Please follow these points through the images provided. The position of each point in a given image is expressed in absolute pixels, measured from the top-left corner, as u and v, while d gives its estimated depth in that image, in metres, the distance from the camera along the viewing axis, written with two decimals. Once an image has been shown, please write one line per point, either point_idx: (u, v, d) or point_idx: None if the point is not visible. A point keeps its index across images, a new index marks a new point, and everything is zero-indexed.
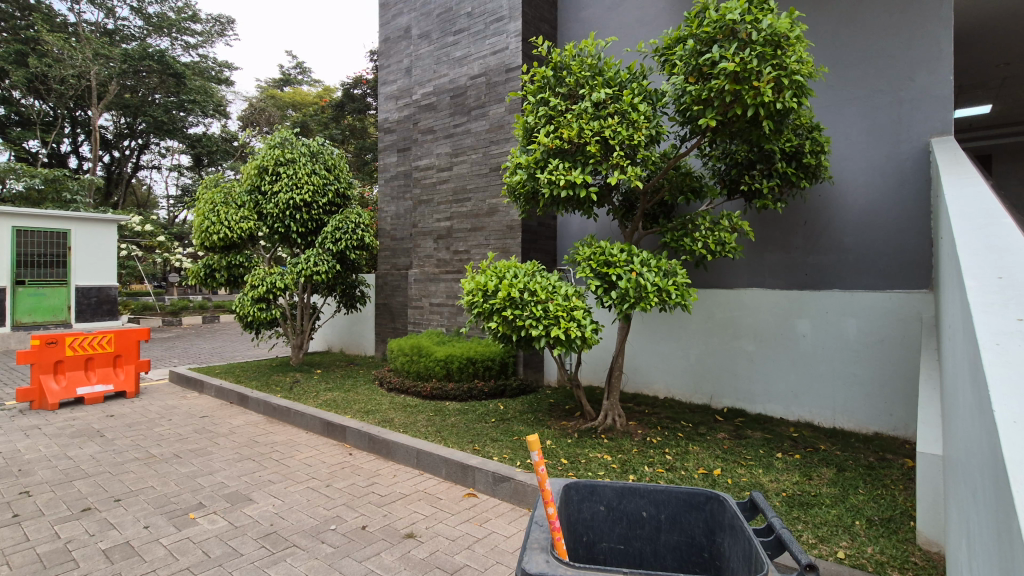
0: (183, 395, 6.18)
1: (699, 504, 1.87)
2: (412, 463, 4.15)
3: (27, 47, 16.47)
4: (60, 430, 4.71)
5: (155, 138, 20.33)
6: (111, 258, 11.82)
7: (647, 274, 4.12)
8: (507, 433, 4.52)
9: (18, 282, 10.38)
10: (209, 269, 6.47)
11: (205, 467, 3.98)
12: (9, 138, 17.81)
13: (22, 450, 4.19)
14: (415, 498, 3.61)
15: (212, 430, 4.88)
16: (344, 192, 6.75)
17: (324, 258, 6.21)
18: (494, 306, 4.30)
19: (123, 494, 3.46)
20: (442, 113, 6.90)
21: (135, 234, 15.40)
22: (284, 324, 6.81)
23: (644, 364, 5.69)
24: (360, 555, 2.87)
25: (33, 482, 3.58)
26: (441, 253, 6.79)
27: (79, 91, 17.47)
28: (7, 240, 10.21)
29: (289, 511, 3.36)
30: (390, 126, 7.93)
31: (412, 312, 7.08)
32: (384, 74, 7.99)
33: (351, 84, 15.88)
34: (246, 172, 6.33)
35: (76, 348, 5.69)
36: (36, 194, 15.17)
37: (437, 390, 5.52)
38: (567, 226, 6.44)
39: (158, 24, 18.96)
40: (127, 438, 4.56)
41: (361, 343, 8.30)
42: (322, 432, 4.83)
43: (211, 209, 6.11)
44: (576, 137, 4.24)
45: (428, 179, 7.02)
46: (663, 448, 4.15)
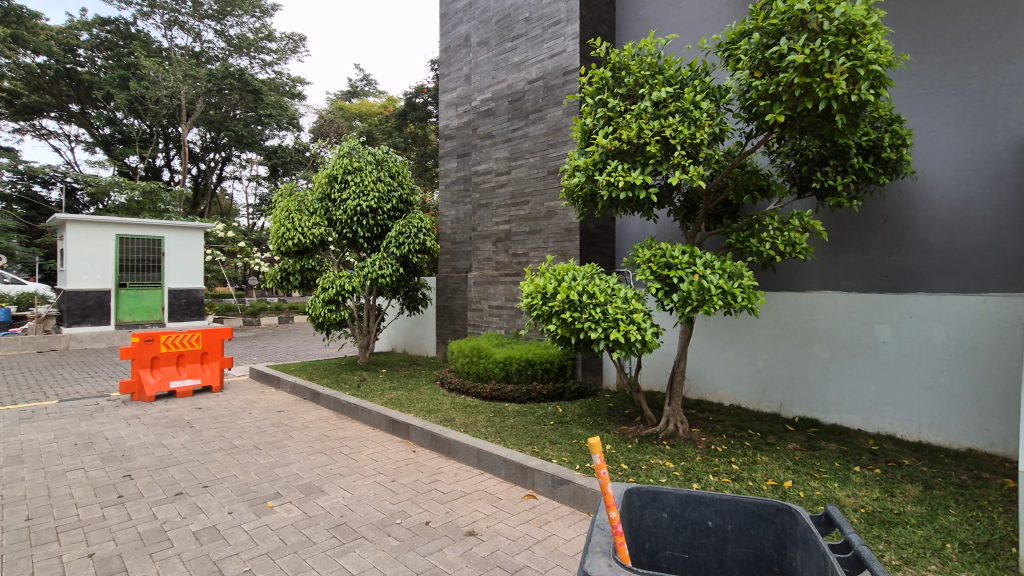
0: (262, 390, 6.61)
1: (769, 516, 1.81)
2: (473, 462, 4.23)
3: (129, 72, 18.27)
4: (156, 421, 5.16)
5: (236, 151, 21.87)
6: (199, 263, 12.71)
7: (711, 276, 3.99)
8: (566, 436, 4.52)
9: (120, 285, 11.52)
10: (285, 272, 6.87)
11: (281, 459, 4.23)
12: (113, 155, 19.77)
13: (125, 438, 4.62)
14: (476, 497, 3.69)
15: (288, 424, 5.19)
16: (407, 198, 6.98)
17: (389, 262, 6.46)
18: (553, 308, 4.31)
19: (210, 481, 3.75)
20: (501, 119, 6.99)
21: (220, 240, 16.62)
22: (352, 325, 7.12)
23: (708, 370, 5.53)
24: (424, 550, 2.96)
25: (134, 467, 3.95)
26: (500, 256, 6.87)
27: (171, 110, 19.12)
28: (112, 247, 11.36)
29: (357, 504, 3.52)
30: (450, 133, 8.15)
31: (471, 314, 7.22)
32: (445, 82, 8.20)
33: (413, 94, 16.42)
34: (318, 181, 6.68)
35: (169, 345, 6.22)
36: (136, 205, 16.74)
37: (497, 392, 5.59)
38: (626, 227, 6.37)
39: (238, 45, 20.39)
40: (213, 429, 4.93)
41: (422, 344, 8.55)
42: (387, 429, 5.02)
43: (286, 216, 6.52)
44: (636, 138, 4.19)
45: (487, 183, 7.13)
46: (729, 457, 4.01)
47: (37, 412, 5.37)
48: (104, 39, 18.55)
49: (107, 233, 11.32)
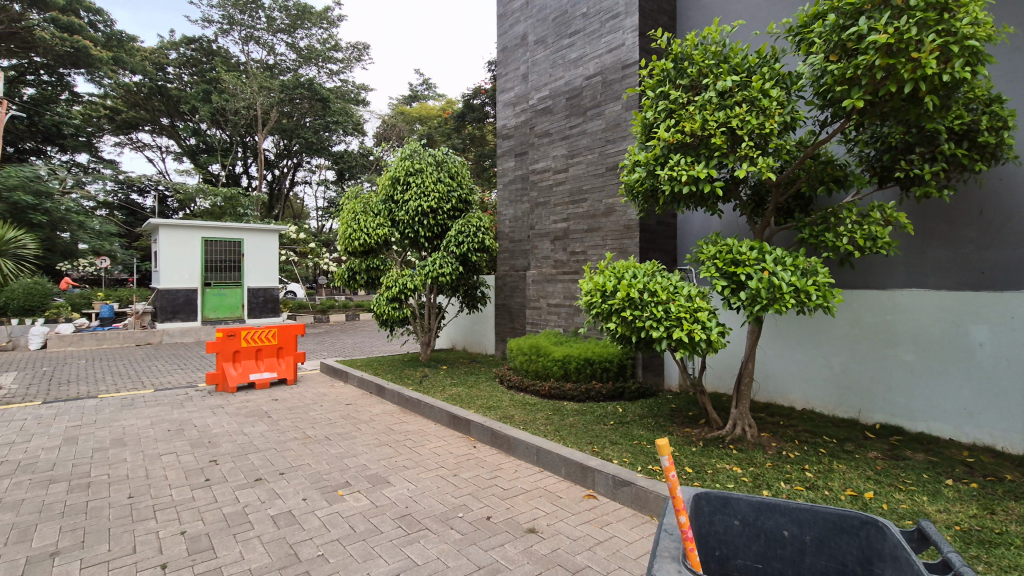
0: (332, 384, 6.94)
1: (852, 529, 1.69)
2: (533, 460, 4.24)
3: (211, 87, 19.70)
4: (238, 410, 5.55)
5: (307, 157, 23.07)
6: (275, 263, 13.51)
7: (782, 273, 3.78)
8: (627, 437, 4.43)
9: (206, 284, 12.44)
10: (352, 272, 7.18)
11: (349, 450, 4.43)
12: (199, 163, 21.39)
13: (211, 425, 4.99)
14: (536, 494, 3.69)
15: (356, 417, 5.42)
16: (466, 198, 7.10)
17: (449, 260, 6.59)
18: (614, 306, 4.24)
19: (286, 469, 3.98)
20: (558, 116, 6.96)
21: (292, 242, 17.60)
22: (414, 322, 7.32)
23: (778, 373, 5.26)
24: (486, 544, 3.00)
25: (220, 453, 4.26)
26: (558, 254, 6.85)
27: (248, 120, 20.44)
28: (198, 249, 12.30)
29: (421, 496, 3.62)
30: (508, 132, 8.20)
31: (529, 312, 7.24)
32: (502, 82, 8.26)
33: (471, 95, 16.64)
34: (382, 183, 6.93)
35: (249, 340, 6.65)
36: (218, 210, 18.04)
37: (556, 390, 5.58)
38: (688, 223, 6.18)
39: (307, 56, 21.47)
40: (288, 420, 5.23)
41: (482, 341, 8.66)
42: (449, 424, 5.13)
43: (353, 218, 6.81)
44: (699, 130, 4.03)
45: (545, 182, 7.12)
46: (802, 464, 3.79)
47: (137, 400, 5.91)
48: (189, 57, 20.15)
49: (193, 236, 12.25)
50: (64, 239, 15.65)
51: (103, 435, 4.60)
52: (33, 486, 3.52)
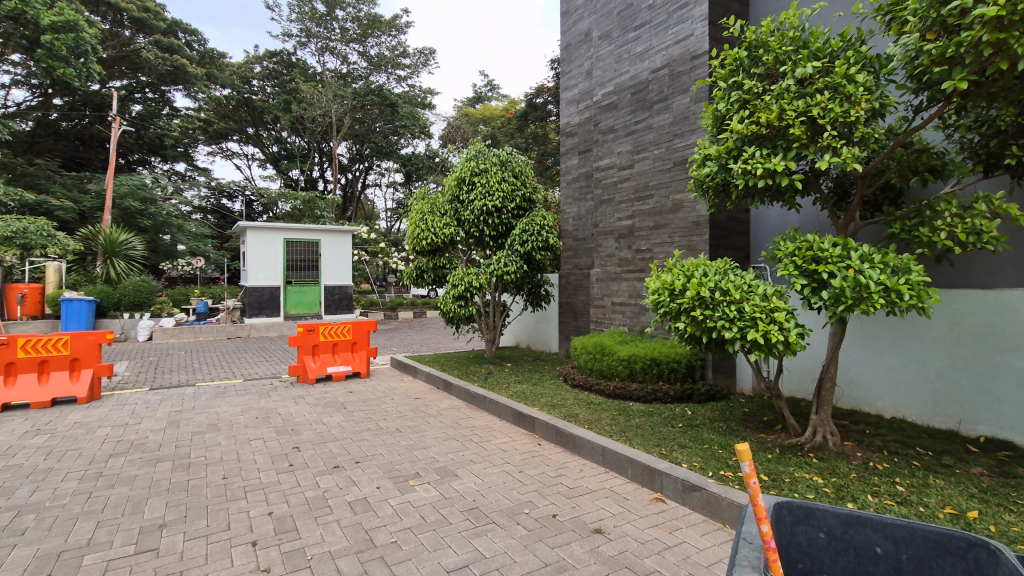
0: (402, 378, 7.21)
1: (958, 551, 1.55)
2: (598, 460, 4.20)
3: (292, 97, 20.97)
4: (317, 401, 5.89)
5: (377, 160, 24.05)
6: (348, 262, 14.18)
7: (870, 271, 3.51)
8: (697, 440, 4.30)
9: (287, 282, 13.27)
10: (419, 270, 7.40)
11: (419, 442, 4.59)
12: (280, 169, 22.85)
13: (293, 414, 5.32)
14: (602, 495, 3.66)
15: (425, 411, 5.60)
16: (530, 196, 7.12)
17: (513, 259, 6.64)
18: (683, 305, 4.11)
19: (361, 458, 4.19)
20: (623, 112, 6.83)
21: (364, 242, 18.41)
22: (479, 320, 7.45)
23: (864, 378, 4.91)
24: (552, 542, 3.01)
25: (302, 440, 4.54)
26: (623, 252, 6.74)
27: (325, 127, 21.58)
28: (280, 249, 13.14)
29: (487, 490, 3.69)
30: (571, 130, 8.16)
31: (594, 311, 7.17)
32: (566, 80, 8.22)
33: (534, 94, 16.67)
34: (448, 184, 7.09)
35: (327, 335, 7.03)
36: (298, 213, 19.20)
37: (621, 390, 5.49)
38: (763, 219, 5.89)
39: (378, 63, 22.35)
40: (362, 411, 5.49)
41: (545, 340, 8.67)
42: (514, 421, 5.19)
43: (421, 218, 7.02)
44: (776, 120, 3.82)
45: (610, 179, 7.01)
46: (892, 477, 3.51)
47: (229, 388, 6.41)
48: (272, 69, 21.57)
49: (277, 237, 13.11)
50: (166, 241, 17.23)
51: (201, 420, 5.03)
52: (143, 463, 3.90)
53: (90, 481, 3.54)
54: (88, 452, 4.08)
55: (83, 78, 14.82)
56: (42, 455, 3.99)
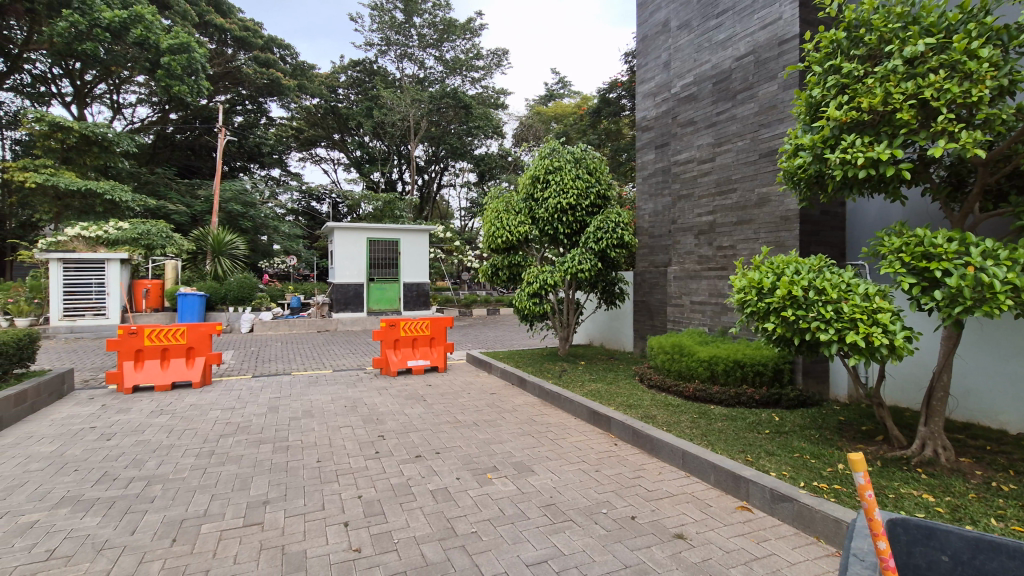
0: (477, 373, 7.38)
1: None
2: (678, 463, 4.07)
3: (373, 103, 22.00)
4: (399, 392, 6.16)
5: (452, 161, 24.73)
6: (425, 260, 14.65)
7: (996, 268, 3.12)
8: (786, 448, 4.05)
9: (370, 279, 13.97)
10: (494, 268, 7.52)
11: (495, 436, 4.67)
12: (363, 172, 24.11)
13: (377, 404, 5.60)
14: (683, 499, 3.55)
15: (500, 406, 5.69)
16: (604, 193, 7.01)
17: (587, 257, 6.56)
18: (772, 305, 3.88)
19: (440, 449, 4.33)
20: (703, 103, 6.56)
21: (440, 241, 19.01)
22: (553, 318, 7.48)
23: (984, 388, 4.40)
24: (632, 544, 2.96)
25: (386, 429, 4.77)
26: (703, 249, 6.47)
27: (403, 131, 22.49)
28: (363, 248, 13.84)
29: (564, 488, 3.68)
30: (648, 124, 7.95)
31: (671, 310, 6.96)
32: (642, 73, 8.02)
33: (607, 89, 16.40)
34: (523, 183, 7.15)
35: (407, 330, 7.32)
36: (379, 213, 20.17)
37: (701, 392, 5.28)
38: (862, 213, 5.44)
39: (453, 66, 22.93)
40: (440, 404, 5.67)
41: (620, 339, 8.51)
42: (589, 420, 5.15)
43: (496, 217, 7.13)
44: (880, 105, 3.50)
45: (689, 173, 6.76)
46: (1020, 500, 3.12)
47: (319, 378, 6.84)
48: (355, 78, 22.76)
49: (360, 237, 13.82)
50: (264, 241, 18.72)
51: (296, 407, 5.43)
52: (248, 444, 4.27)
53: (205, 458, 3.92)
54: (202, 432, 4.52)
55: (194, 93, 16.42)
56: (165, 432, 4.47)
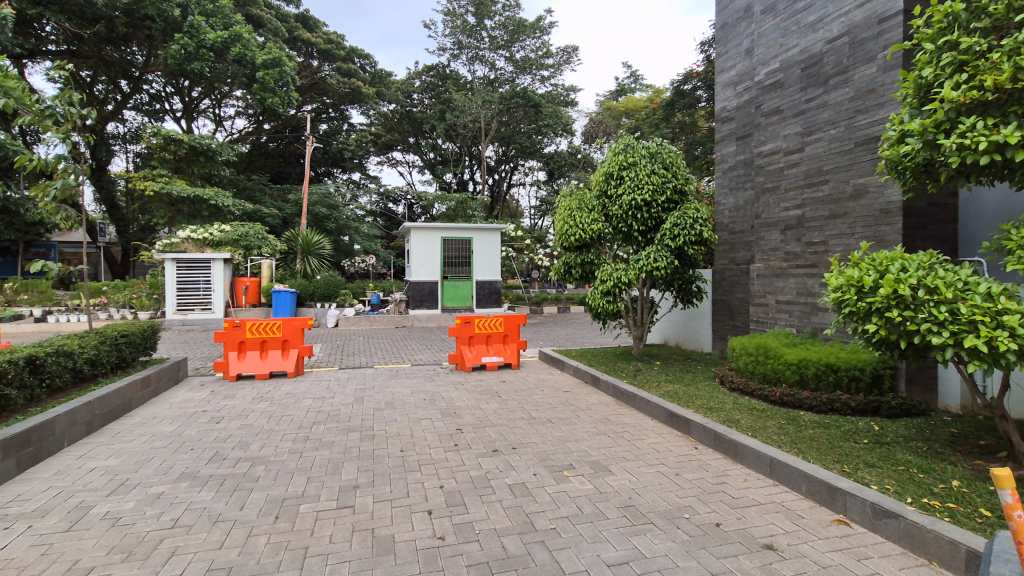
0: (550, 371, 7.39)
1: None
2: (765, 471, 3.87)
3: (445, 106, 22.62)
4: (475, 387, 6.30)
5: (521, 160, 24.94)
6: (497, 258, 14.85)
7: None
8: (888, 460, 3.72)
9: (444, 278, 14.37)
10: (567, 266, 7.49)
11: (571, 434, 4.65)
12: (436, 174, 24.87)
13: (455, 398, 5.76)
14: (771, 509, 3.35)
15: (574, 404, 5.67)
16: (681, 188, 6.78)
17: (663, 254, 6.37)
18: (874, 305, 3.58)
19: (517, 444, 4.38)
20: (791, 90, 6.17)
21: (511, 240, 19.24)
22: (627, 316, 7.35)
23: None
24: (717, 551, 2.85)
25: (463, 423, 4.89)
26: (790, 246, 6.09)
27: (475, 132, 22.97)
28: (438, 247, 14.27)
29: (643, 490, 3.60)
30: (728, 115, 7.61)
31: (754, 309, 6.63)
32: (722, 62, 7.67)
33: (681, 81, 15.85)
34: (596, 180, 7.07)
35: (481, 327, 7.44)
36: (453, 213, 20.75)
37: (789, 397, 4.98)
38: (979, 203, 4.90)
39: (523, 65, 23.09)
40: (515, 400, 5.74)
41: (697, 339, 8.20)
42: (667, 422, 5.00)
43: (569, 215, 7.09)
44: (1008, 83, 3.13)
45: (774, 165, 6.38)
46: None
47: (399, 372, 7.13)
48: (429, 82, 23.49)
49: (435, 236, 14.24)
50: (346, 241, 19.81)
51: (379, 398, 5.69)
52: (338, 431, 4.54)
53: (300, 443, 4.21)
54: (296, 418, 4.85)
55: (285, 104, 17.66)
56: (265, 418, 4.84)
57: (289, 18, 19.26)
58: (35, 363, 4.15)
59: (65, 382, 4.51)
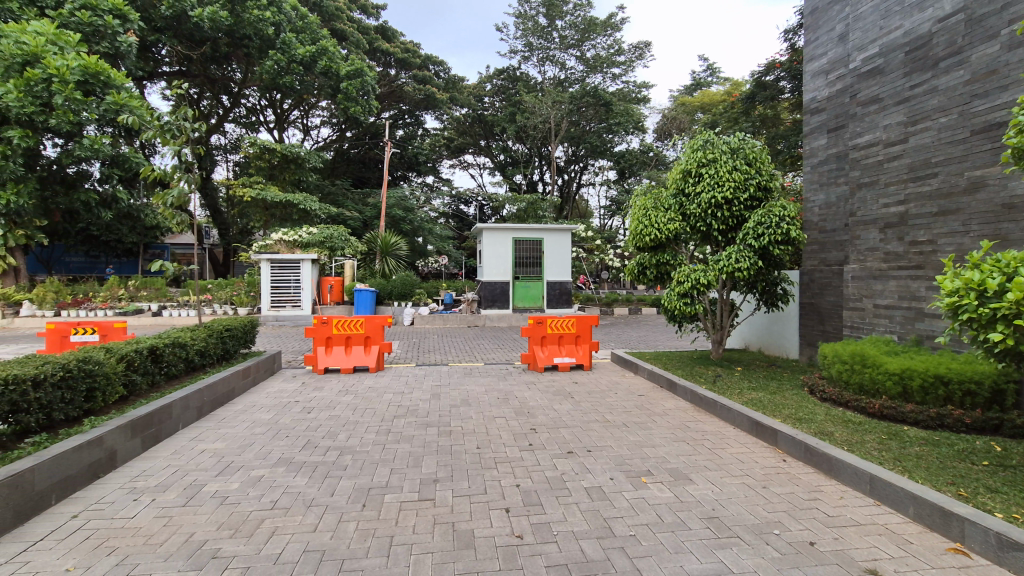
0: (623, 374, 7.25)
1: None
2: (864, 489, 3.57)
3: (516, 108, 22.81)
4: (547, 388, 6.30)
5: (592, 160, 24.72)
6: (567, 259, 14.76)
7: None
8: (1014, 486, 3.31)
9: (515, 278, 14.51)
10: (641, 267, 7.29)
11: (648, 440, 4.54)
12: (507, 175, 25.19)
13: (528, 398, 5.78)
14: (873, 531, 3.08)
15: (651, 408, 5.53)
16: (766, 185, 6.42)
17: (746, 254, 6.06)
18: (998, 311, 3.19)
19: (592, 447, 4.32)
20: (892, 76, 5.68)
21: (581, 240, 19.10)
22: (705, 319, 7.07)
23: None
24: (813, 572, 2.65)
25: (538, 423, 4.90)
26: (891, 245, 5.59)
27: (545, 133, 23.05)
28: (509, 248, 14.42)
29: (727, 501, 3.44)
30: (818, 106, 7.12)
31: (848, 314, 6.15)
32: (812, 49, 7.20)
33: (763, 72, 15.01)
34: (672, 177, 6.85)
35: (554, 327, 7.43)
36: (523, 214, 20.91)
37: (891, 410, 4.57)
38: None
39: (594, 64, 22.87)
40: (589, 402, 5.68)
41: (782, 344, 7.73)
42: (750, 431, 4.76)
43: (644, 214, 6.91)
44: None
45: (872, 158, 5.89)
46: None
47: (473, 370, 7.26)
48: (500, 85, 23.79)
49: (507, 237, 14.40)
50: (420, 243, 20.51)
51: (455, 395, 5.82)
52: (418, 426, 4.69)
53: (383, 435, 4.40)
54: (379, 411, 5.08)
55: (366, 112, 18.55)
56: (350, 409, 5.11)
57: (370, 30, 20.31)
58: (156, 353, 4.63)
59: (179, 370, 4.99)
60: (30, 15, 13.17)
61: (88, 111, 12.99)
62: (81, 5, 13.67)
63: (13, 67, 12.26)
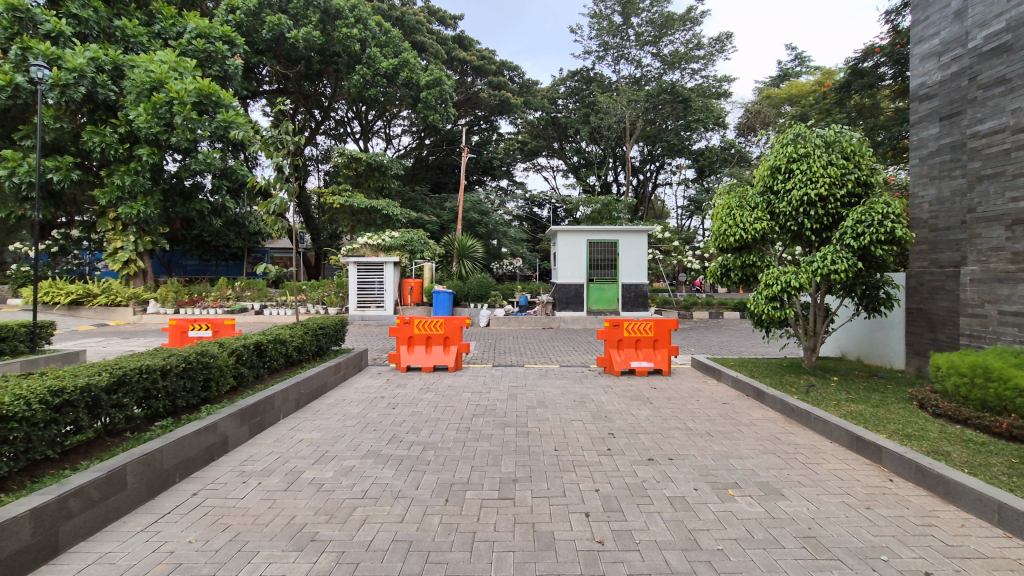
0: (705, 380, 6.97)
1: None
2: (990, 518, 3.18)
3: (590, 109, 22.60)
4: (625, 392, 6.18)
5: (669, 159, 24.00)
6: (643, 260, 14.37)
7: None
8: None
9: (590, 280, 14.38)
10: (725, 268, 6.96)
11: (733, 450, 4.33)
12: (580, 177, 25.04)
13: (605, 402, 5.71)
14: (1003, 566, 2.73)
15: (736, 417, 5.26)
16: (867, 179, 5.91)
17: (843, 255, 5.61)
18: None
19: (673, 455, 4.18)
20: (1021, 54, 5.04)
21: (658, 241, 18.56)
22: (796, 324, 6.63)
23: None
24: None
25: (615, 428, 4.82)
26: (1020, 244, 4.97)
27: (619, 133, 22.69)
28: (583, 249, 14.29)
29: (826, 521, 3.20)
30: (928, 92, 6.47)
31: (966, 321, 5.52)
32: (921, 30, 6.56)
33: (860, 58, 13.87)
34: (759, 174, 6.49)
35: (630, 331, 7.30)
36: (597, 216, 20.68)
37: (1022, 431, 4.03)
38: None
39: (672, 61, 22.20)
40: (669, 408, 5.50)
41: (885, 353, 7.07)
42: (851, 446, 4.39)
43: (728, 214, 6.61)
44: None
45: (996, 147, 5.25)
46: None
47: (548, 372, 7.27)
48: (573, 87, 23.68)
49: (582, 239, 14.29)
50: (495, 245, 20.86)
51: (531, 396, 5.86)
52: (496, 425, 4.77)
53: (463, 433, 4.51)
54: (458, 410, 5.22)
55: (444, 119, 19.12)
56: (432, 407, 5.29)
57: (448, 40, 20.97)
58: (260, 348, 5.04)
59: (279, 365, 5.41)
60: (156, 47, 14.86)
61: (202, 129, 14.40)
62: (197, 34, 15.30)
63: (142, 93, 13.82)
